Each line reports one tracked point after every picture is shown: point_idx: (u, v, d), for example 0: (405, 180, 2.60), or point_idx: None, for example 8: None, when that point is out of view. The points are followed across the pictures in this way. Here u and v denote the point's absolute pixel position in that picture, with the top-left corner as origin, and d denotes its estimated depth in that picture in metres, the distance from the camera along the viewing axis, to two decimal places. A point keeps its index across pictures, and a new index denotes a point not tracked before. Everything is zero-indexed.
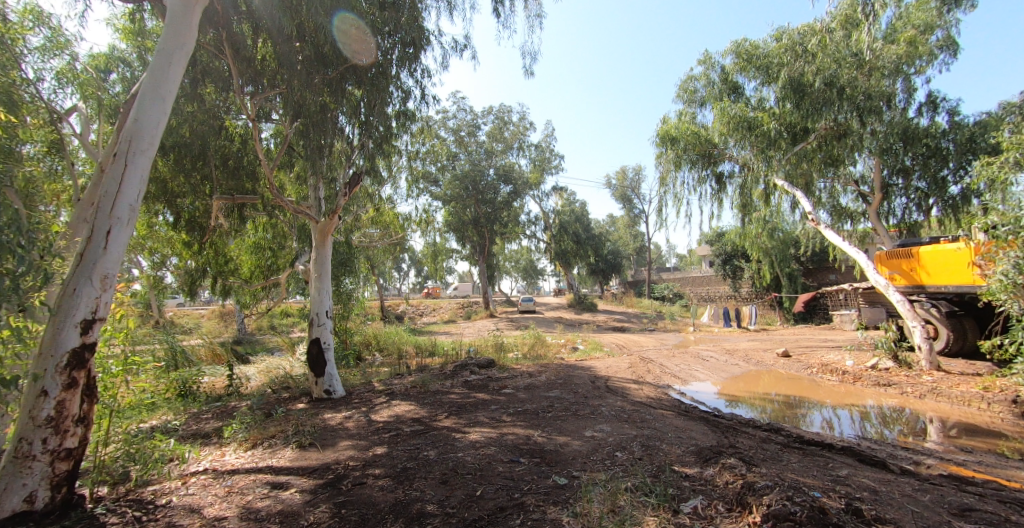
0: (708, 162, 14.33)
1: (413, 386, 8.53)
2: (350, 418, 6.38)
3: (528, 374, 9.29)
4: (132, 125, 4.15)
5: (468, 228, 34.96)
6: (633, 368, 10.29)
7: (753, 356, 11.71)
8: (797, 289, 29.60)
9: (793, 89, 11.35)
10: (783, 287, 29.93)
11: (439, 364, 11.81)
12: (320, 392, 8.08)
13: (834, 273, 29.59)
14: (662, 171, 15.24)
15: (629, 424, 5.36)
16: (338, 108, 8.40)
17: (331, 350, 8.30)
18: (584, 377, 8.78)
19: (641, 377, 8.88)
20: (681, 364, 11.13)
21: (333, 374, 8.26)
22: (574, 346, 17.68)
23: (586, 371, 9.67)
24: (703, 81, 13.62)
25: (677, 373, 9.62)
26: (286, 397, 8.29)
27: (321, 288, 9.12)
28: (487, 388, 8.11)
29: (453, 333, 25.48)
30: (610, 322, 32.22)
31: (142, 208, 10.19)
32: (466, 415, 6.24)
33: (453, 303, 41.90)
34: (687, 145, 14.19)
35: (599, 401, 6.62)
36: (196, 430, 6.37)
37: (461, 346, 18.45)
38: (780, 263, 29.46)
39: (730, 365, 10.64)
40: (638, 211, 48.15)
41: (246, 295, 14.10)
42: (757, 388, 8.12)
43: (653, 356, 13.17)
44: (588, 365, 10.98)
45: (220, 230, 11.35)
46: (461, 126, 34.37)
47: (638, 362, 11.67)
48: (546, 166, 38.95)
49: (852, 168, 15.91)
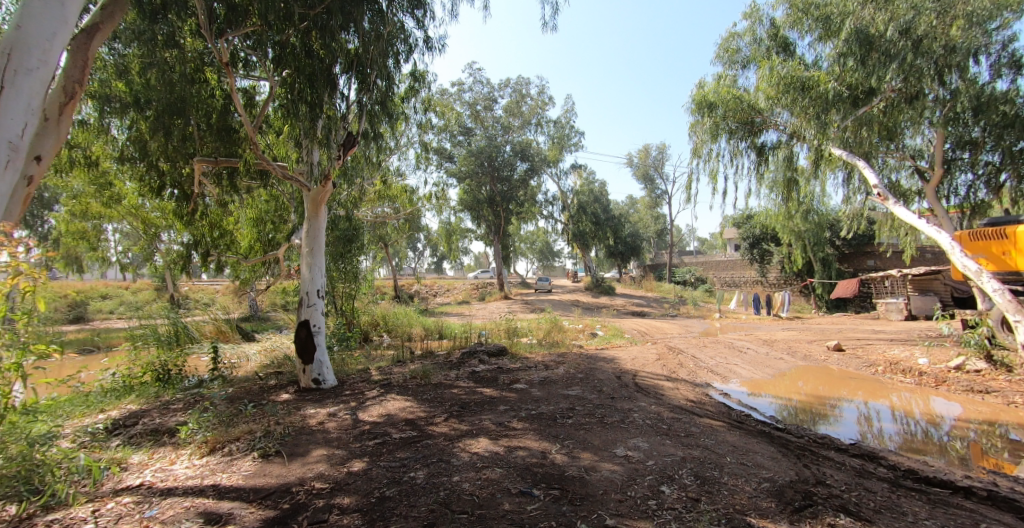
0: (750, 132, 13.10)
1: (414, 376, 7.55)
2: (333, 417, 5.38)
3: (544, 365, 8.23)
4: (12, 35, 3.57)
5: (484, 207, 33.88)
6: (662, 361, 9.14)
7: (798, 349, 10.48)
8: (830, 275, 28.01)
9: (859, 42, 10.17)
10: (816, 272, 28.33)
11: (448, 350, 10.88)
12: (307, 382, 7.08)
13: (872, 259, 27.83)
14: (695, 143, 13.86)
15: (671, 440, 4.24)
16: (332, 59, 7.32)
17: (322, 334, 7.33)
18: (608, 371, 7.67)
19: (674, 373, 7.74)
20: (717, 356, 9.94)
21: (324, 362, 7.28)
22: (593, 332, 16.60)
23: (610, 363, 8.59)
24: (748, 37, 12.56)
25: (714, 368, 8.45)
26: (272, 384, 7.32)
27: (313, 264, 8.09)
28: (496, 382, 7.08)
29: (467, 315, 24.66)
30: (630, 306, 31.03)
31: (124, 170, 9.21)
32: (470, 418, 5.18)
33: (468, 284, 41.06)
34: (726, 112, 12.83)
35: (630, 405, 5.50)
36: (161, 420, 5.23)
37: (474, 330, 17.55)
38: (814, 247, 27.84)
39: (773, 359, 9.44)
40: (660, 191, 46.47)
41: (246, 271, 13.31)
42: (778, 385, 7.30)
43: (682, 346, 12.00)
44: (611, 355, 9.90)
45: (213, 198, 10.38)
46: (478, 100, 33.06)
47: (666, 353, 10.54)
48: (566, 144, 37.43)
49: (909, 141, 14.47)
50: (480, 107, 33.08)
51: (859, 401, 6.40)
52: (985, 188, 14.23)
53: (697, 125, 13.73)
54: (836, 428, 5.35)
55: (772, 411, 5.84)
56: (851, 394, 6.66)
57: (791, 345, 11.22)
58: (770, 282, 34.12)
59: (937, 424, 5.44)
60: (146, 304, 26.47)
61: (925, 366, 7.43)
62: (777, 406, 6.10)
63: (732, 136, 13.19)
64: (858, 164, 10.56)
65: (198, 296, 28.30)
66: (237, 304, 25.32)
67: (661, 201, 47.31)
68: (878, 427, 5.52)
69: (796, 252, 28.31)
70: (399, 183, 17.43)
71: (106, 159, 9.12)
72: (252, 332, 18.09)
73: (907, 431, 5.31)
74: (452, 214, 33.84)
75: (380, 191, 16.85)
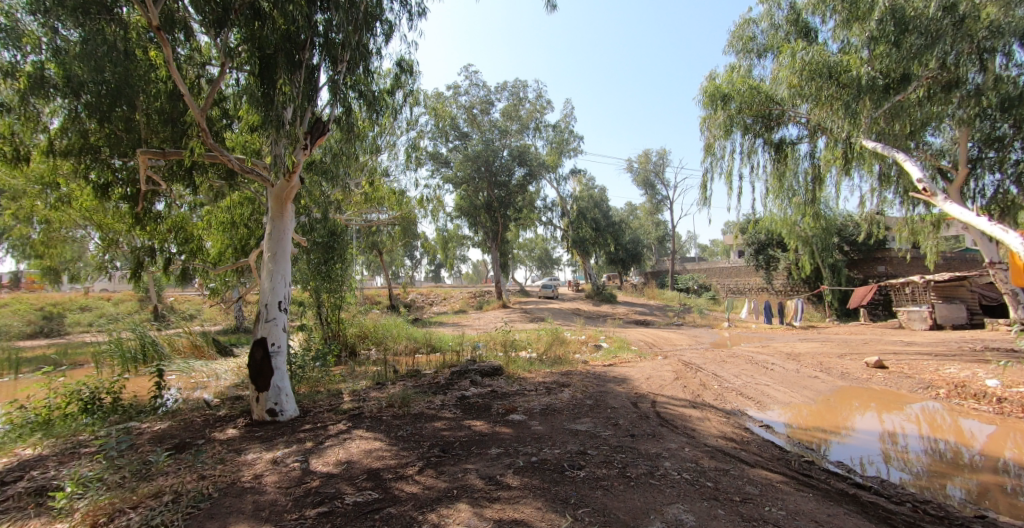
0: (768, 127, 12.10)
1: (392, 404, 6.36)
2: (277, 467, 4.21)
3: (545, 388, 7.07)
4: None
5: (481, 213, 32.88)
6: (679, 380, 7.99)
7: (830, 364, 9.34)
8: (840, 281, 27.00)
9: (895, 23, 8.96)
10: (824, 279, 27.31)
11: (438, 367, 9.74)
12: (261, 413, 5.86)
13: (882, 265, 26.78)
14: (707, 139, 12.78)
15: (725, 511, 3.12)
16: (309, 40, 6.66)
17: (283, 355, 6.19)
18: (621, 396, 6.51)
19: (699, 397, 6.58)
20: (741, 374, 8.78)
21: (283, 388, 6.07)
22: (597, 344, 15.46)
23: (622, 384, 7.43)
24: (765, 23, 11.59)
25: (742, 390, 7.29)
26: (222, 415, 6.13)
27: (276, 272, 6.92)
28: (489, 412, 5.90)
29: (463, 325, 23.51)
30: (632, 315, 29.94)
31: (68, 166, 8.14)
32: (451, 468, 4.03)
33: (465, 292, 39.92)
34: (742, 104, 11.78)
35: (656, 448, 4.34)
36: (52, 474, 4.06)
37: (467, 342, 16.42)
38: (823, 252, 26.83)
39: (807, 377, 8.30)
40: (661, 197, 45.54)
41: (216, 280, 12.21)
42: (796, 405, 6.51)
43: (697, 361, 10.85)
44: (622, 373, 8.75)
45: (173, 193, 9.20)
46: (474, 104, 32.17)
47: (683, 369, 9.38)
48: (565, 149, 36.54)
49: (932, 140, 13.49)
50: (477, 111, 32.25)
51: (869, 417, 5.97)
52: (1014, 189, 12.89)
53: (708, 120, 12.66)
54: (862, 454, 4.85)
55: (796, 438, 5.15)
56: (860, 411, 6.21)
57: (820, 359, 10.11)
58: (777, 288, 33.14)
59: (968, 444, 5.08)
60: (129, 316, 25.23)
61: (998, 389, 6.33)
62: (797, 429, 5.47)
63: (747, 131, 12.12)
64: (897, 157, 9.48)
65: (183, 308, 27.08)
66: (223, 315, 24.11)
67: (662, 207, 46.36)
68: (908, 450, 5.02)
69: (804, 258, 27.31)
70: (389, 186, 16.38)
71: (44, 155, 8.03)
72: (232, 347, 16.91)
73: (949, 457, 4.79)
74: (449, 221, 32.79)
75: (366, 193, 15.72)
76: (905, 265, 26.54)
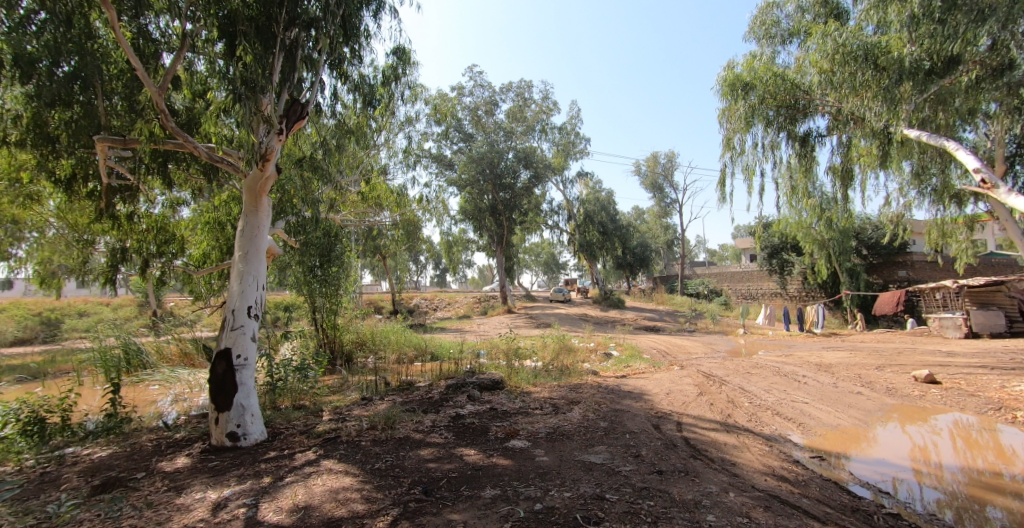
0: (794, 119, 11.20)
1: (375, 424, 5.52)
2: (216, 515, 3.36)
3: (553, 406, 6.21)
4: None
5: (486, 216, 32.12)
6: (703, 395, 7.12)
7: (869, 379, 8.43)
8: (858, 287, 25.99)
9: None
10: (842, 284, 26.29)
11: (435, 379, 8.92)
12: (220, 436, 4.97)
13: (902, 270, 25.77)
14: (726, 132, 11.89)
15: None
16: (280, 9, 5.84)
17: (250, 369, 5.35)
18: (639, 416, 5.64)
19: (731, 418, 5.68)
20: (771, 388, 7.88)
21: (248, 407, 5.19)
22: (607, 352, 14.57)
23: (640, 400, 6.55)
24: (791, 6, 10.77)
25: (779, 408, 6.39)
26: (178, 437, 5.23)
27: (246, 273, 6.08)
28: (486, 437, 5.02)
29: (466, 331, 22.70)
30: (642, 320, 28.98)
31: (26, 158, 7.37)
32: (433, 520, 3.18)
33: (470, 297, 39.08)
34: (765, 94, 10.90)
35: (692, 493, 3.49)
36: None
37: (471, 350, 15.62)
38: (839, 256, 25.84)
39: (847, 394, 7.39)
40: (670, 200, 44.62)
41: (202, 284, 11.46)
42: (839, 427, 5.70)
43: (718, 372, 9.96)
44: (638, 386, 7.85)
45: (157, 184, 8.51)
46: (479, 105, 31.47)
47: (705, 382, 8.48)
48: (571, 151, 35.77)
49: (966, 136, 12.61)
50: (482, 112, 31.57)
51: (894, 436, 5.47)
52: None
53: (728, 111, 11.78)
54: (932, 493, 4.05)
55: (851, 469, 4.43)
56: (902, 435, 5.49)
57: (854, 372, 9.21)
58: (791, 293, 32.08)
59: (1010, 463, 4.69)
60: (125, 321, 24.53)
61: None
62: (846, 457, 4.72)
63: (771, 122, 11.22)
64: (947, 147, 8.56)
65: (180, 312, 26.46)
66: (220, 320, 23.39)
67: (670, 210, 45.44)
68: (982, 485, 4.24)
69: (820, 262, 26.31)
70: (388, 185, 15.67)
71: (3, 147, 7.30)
72: None
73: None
74: (453, 225, 32.07)
75: (364, 193, 14.99)
76: (925, 270, 25.53)
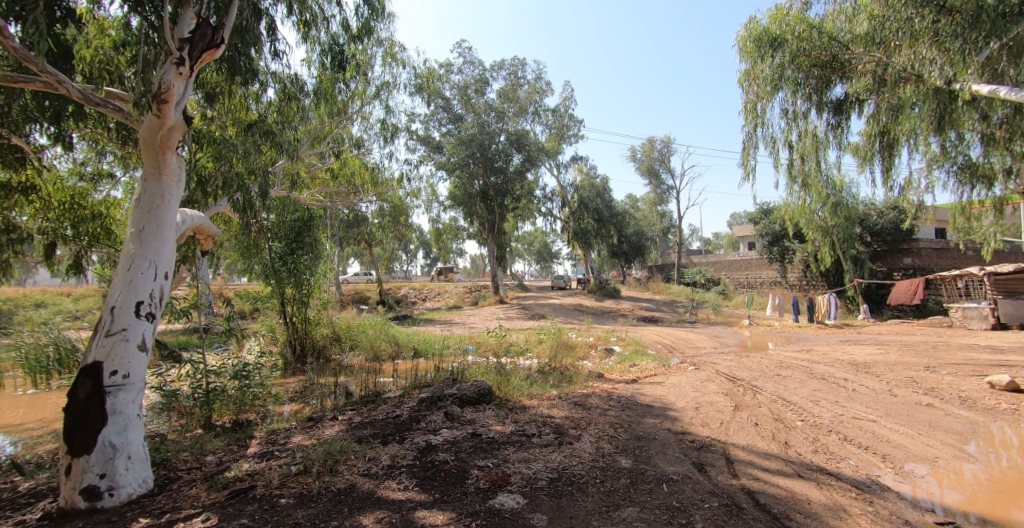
0: (828, 83, 9.87)
1: (310, 464, 3.99)
2: None
3: (554, 431, 4.73)
4: None
5: (477, 202, 30.57)
6: (740, 410, 5.66)
7: (930, 383, 7.02)
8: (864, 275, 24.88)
9: None
10: (847, 272, 25.12)
11: (409, 386, 7.41)
12: (71, 495, 3.42)
13: (909, 257, 24.66)
14: (752, 95, 10.83)
15: None
16: None
17: (128, 394, 3.84)
18: (672, 451, 4.15)
19: (793, 450, 4.23)
20: (816, 396, 6.45)
21: (122, 447, 3.66)
22: (608, 348, 13.16)
23: (665, 421, 5.08)
24: None
25: (844, 428, 4.94)
26: (23, 491, 3.73)
27: (141, 257, 4.49)
28: (463, 487, 3.54)
29: (455, 323, 21.27)
30: (639, 310, 27.76)
31: None
32: None
33: (460, 286, 37.68)
34: (798, 50, 9.53)
35: None
36: None
37: (457, 346, 14.18)
38: (844, 243, 24.65)
39: (916, 404, 5.97)
40: (666, 187, 43.17)
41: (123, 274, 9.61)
42: (943, 462, 4.02)
43: (742, 374, 8.53)
44: (655, 396, 6.40)
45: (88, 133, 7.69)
46: (469, 84, 29.69)
47: (734, 388, 7.05)
48: (565, 135, 34.14)
49: None
50: (472, 91, 29.83)
51: (965, 453, 4.27)
52: None
53: (750, 73, 10.59)
54: None
55: None
56: (953, 448, 4.37)
57: (903, 372, 7.81)
58: (792, 282, 31.00)
59: None
60: (87, 312, 22.69)
61: None
62: (909, 492, 3.48)
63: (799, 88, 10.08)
64: None
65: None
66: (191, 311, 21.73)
67: (666, 198, 44.06)
68: None
69: (825, 249, 25.09)
70: (360, 162, 14.03)
71: None
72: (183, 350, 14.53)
73: None
74: (441, 211, 30.51)
75: (333, 169, 13.32)
76: (934, 258, 24.47)
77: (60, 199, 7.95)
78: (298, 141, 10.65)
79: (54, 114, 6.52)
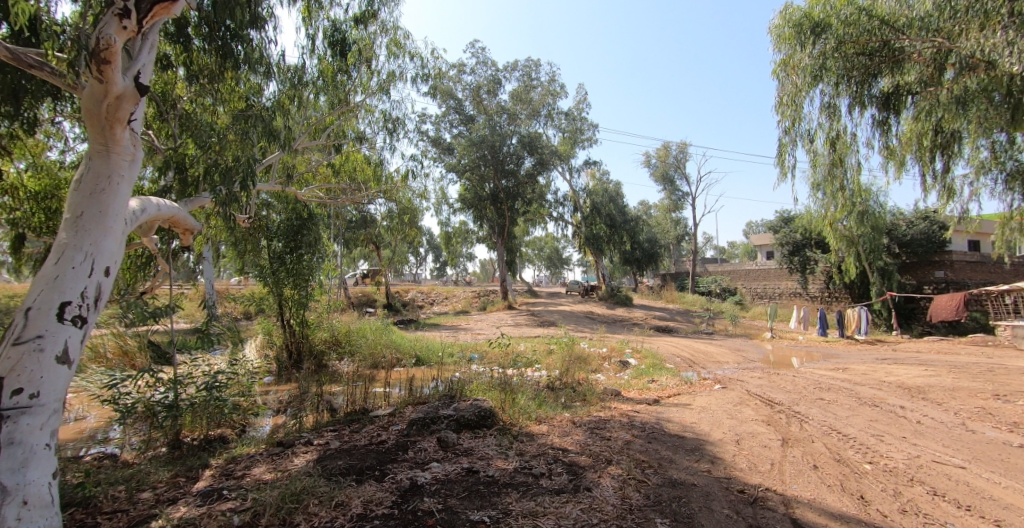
0: (876, 74, 9.01)
1: (261, 513, 3.17)
2: None
3: (566, 470, 3.87)
4: None
5: (487, 206, 29.88)
6: (791, 445, 4.75)
7: (1007, 418, 6.06)
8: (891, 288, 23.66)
9: None
10: (872, 285, 23.91)
11: (403, 402, 6.60)
12: None
13: (941, 270, 23.42)
14: (788, 88, 10.14)
15: None
16: None
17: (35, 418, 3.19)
18: (721, 508, 3.26)
19: (876, 511, 3.32)
20: (876, 430, 5.51)
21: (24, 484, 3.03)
22: (623, 361, 12.28)
23: (704, 460, 4.19)
24: None
25: (929, 478, 4.02)
26: None
27: (71, 243, 3.64)
28: None
29: (461, 329, 20.52)
30: (652, 319, 26.74)
31: None
32: None
33: (468, 291, 36.92)
34: (846, 36, 8.85)
35: None
36: None
37: (462, 355, 13.39)
38: (870, 254, 23.41)
39: (1002, 444, 5.02)
40: (680, 193, 42.12)
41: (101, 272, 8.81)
42: None
43: (777, 396, 7.60)
44: (685, 423, 5.50)
45: (62, 112, 7.01)
46: (482, 84, 28.91)
47: (775, 414, 6.13)
48: (579, 138, 33.34)
49: None
50: (485, 92, 29.08)
51: None
52: None
53: (787, 65, 10.07)
54: None
55: None
56: None
57: (969, 404, 6.84)
58: (812, 294, 29.84)
59: None
60: None
61: None
62: None
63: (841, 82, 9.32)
64: None
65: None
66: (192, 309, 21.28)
67: (681, 204, 42.99)
68: None
69: (849, 260, 23.94)
70: (363, 158, 13.33)
71: None
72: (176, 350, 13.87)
73: None
74: (451, 214, 29.85)
75: (334, 164, 12.63)
76: (966, 272, 23.22)
77: (33, 189, 7.24)
78: (295, 133, 10.02)
79: (13, 91, 5.84)
